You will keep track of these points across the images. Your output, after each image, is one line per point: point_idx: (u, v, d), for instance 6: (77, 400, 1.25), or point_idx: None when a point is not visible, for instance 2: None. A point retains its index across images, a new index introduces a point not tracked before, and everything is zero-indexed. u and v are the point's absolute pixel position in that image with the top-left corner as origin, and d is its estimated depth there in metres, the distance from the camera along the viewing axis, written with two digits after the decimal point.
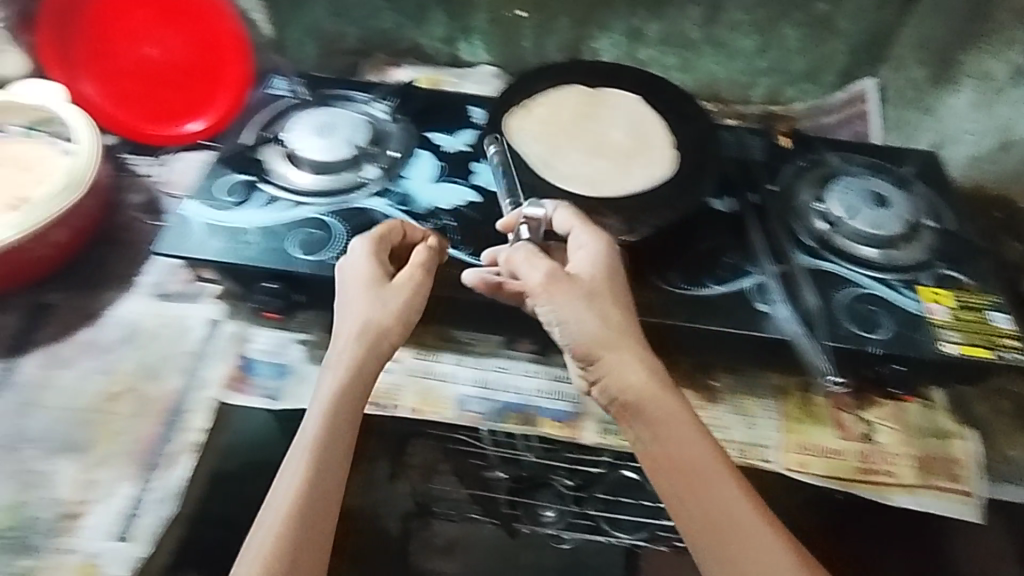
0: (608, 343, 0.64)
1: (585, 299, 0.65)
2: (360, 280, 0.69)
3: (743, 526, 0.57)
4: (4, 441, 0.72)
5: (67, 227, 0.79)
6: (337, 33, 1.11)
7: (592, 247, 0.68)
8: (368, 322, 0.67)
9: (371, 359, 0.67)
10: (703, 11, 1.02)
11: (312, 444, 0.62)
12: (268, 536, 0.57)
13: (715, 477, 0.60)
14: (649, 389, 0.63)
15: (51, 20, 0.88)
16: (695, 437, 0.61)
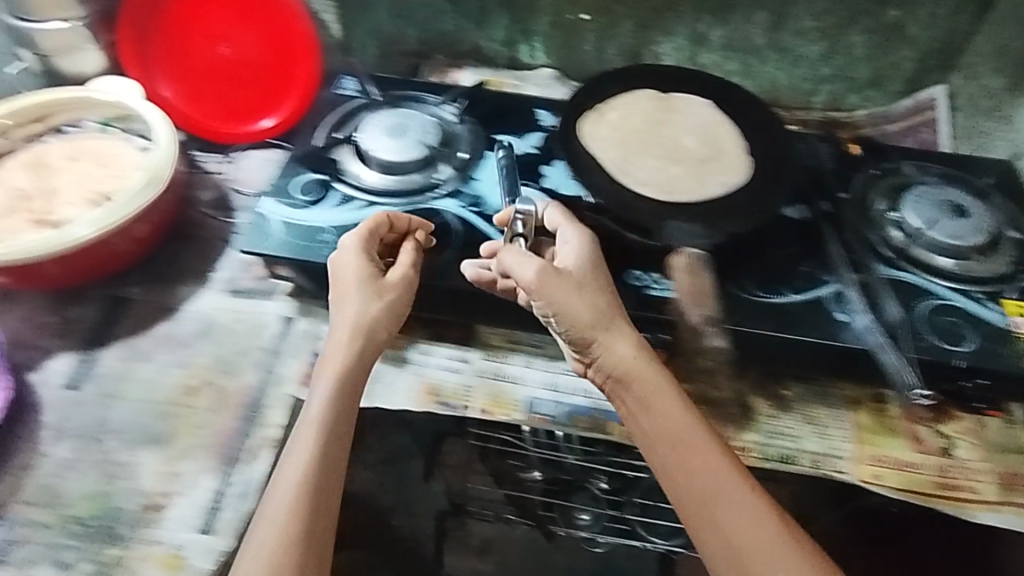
0: (596, 329, 0.67)
1: (571, 286, 0.68)
2: (354, 270, 0.72)
3: (731, 496, 0.59)
4: (88, 432, 0.73)
5: (148, 221, 0.80)
6: (399, 34, 1.12)
7: (575, 242, 0.73)
8: (363, 318, 0.70)
9: (361, 339, 0.70)
10: (771, 17, 1.01)
11: (318, 419, 0.64)
12: (280, 504, 0.58)
13: (700, 448, 0.62)
14: (637, 366, 0.66)
15: (132, 16, 0.90)
16: (679, 413, 0.64)
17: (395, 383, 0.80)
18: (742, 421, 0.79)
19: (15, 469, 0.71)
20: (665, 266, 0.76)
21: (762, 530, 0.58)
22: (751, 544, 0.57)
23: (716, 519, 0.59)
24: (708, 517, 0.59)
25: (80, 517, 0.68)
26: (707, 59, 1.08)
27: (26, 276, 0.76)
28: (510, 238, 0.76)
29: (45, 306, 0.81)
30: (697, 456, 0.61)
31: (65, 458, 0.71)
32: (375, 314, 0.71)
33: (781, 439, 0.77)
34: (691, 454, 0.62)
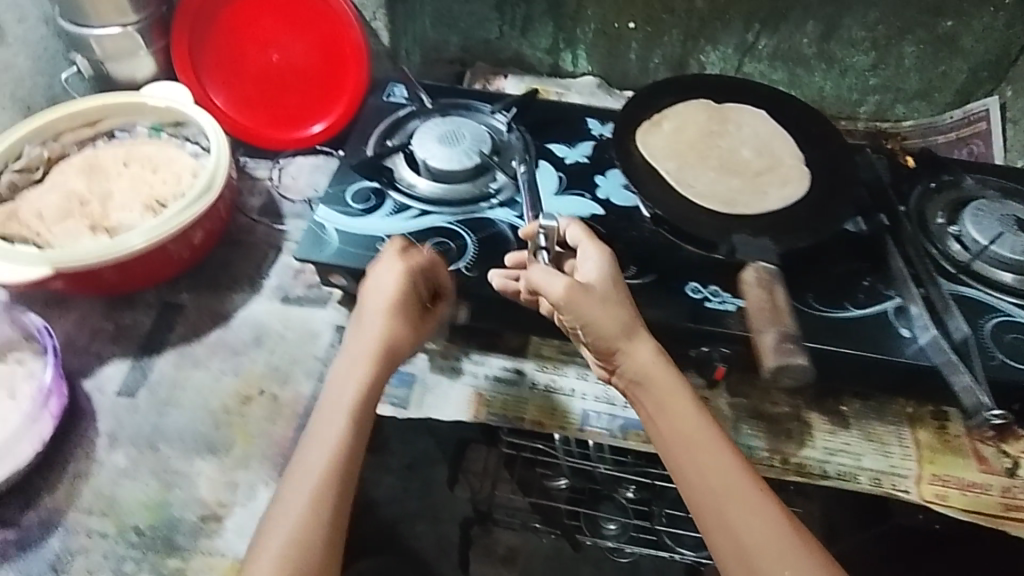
0: (619, 335, 0.66)
1: (595, 295, 0.66)
2: (388, 286, 0.69)
3: (743, 497, 0.60)
4: (144, 439, 0.73)
5: (203, 227, 0.80)
6: (442, 42, 1.12)
7: (597, 258, 0.70)
8: (393, 344, 0.67)
9: (387, 357, 0.67)
10: (820, 28, 1.00)
11: (349, 406, 0.63)
12: (305, 490, 0.58)
13: (715, 452, 0.62)
14: (656, 371, 0.65)
15: (187, 18, 0.90)
16: (694, 415, 0.64)
17: (450, 394, 0.79)
18: (801, 437, 0.77)
19: (72, 477, 0.70)
20: (726, 279, 0.75)
21: (771, 532, 0.58)
22: (761, 546, 0.58)
23: (727, 518, 0.59)
24: (718, 516, 0.60)
25: (139, 526, 0.67)
26: (753, 69, 1.07)
27: (83, 281, 0.76)
28: (533, 250, 0.74)
29: (100, 312, 0.82)
30: (710, 455, 0.62)
31: (121, 466, 0.71)
32: (403, 339, 0.68)
33: (842, 456, 0.76)
34: (705, 455, 0.62)
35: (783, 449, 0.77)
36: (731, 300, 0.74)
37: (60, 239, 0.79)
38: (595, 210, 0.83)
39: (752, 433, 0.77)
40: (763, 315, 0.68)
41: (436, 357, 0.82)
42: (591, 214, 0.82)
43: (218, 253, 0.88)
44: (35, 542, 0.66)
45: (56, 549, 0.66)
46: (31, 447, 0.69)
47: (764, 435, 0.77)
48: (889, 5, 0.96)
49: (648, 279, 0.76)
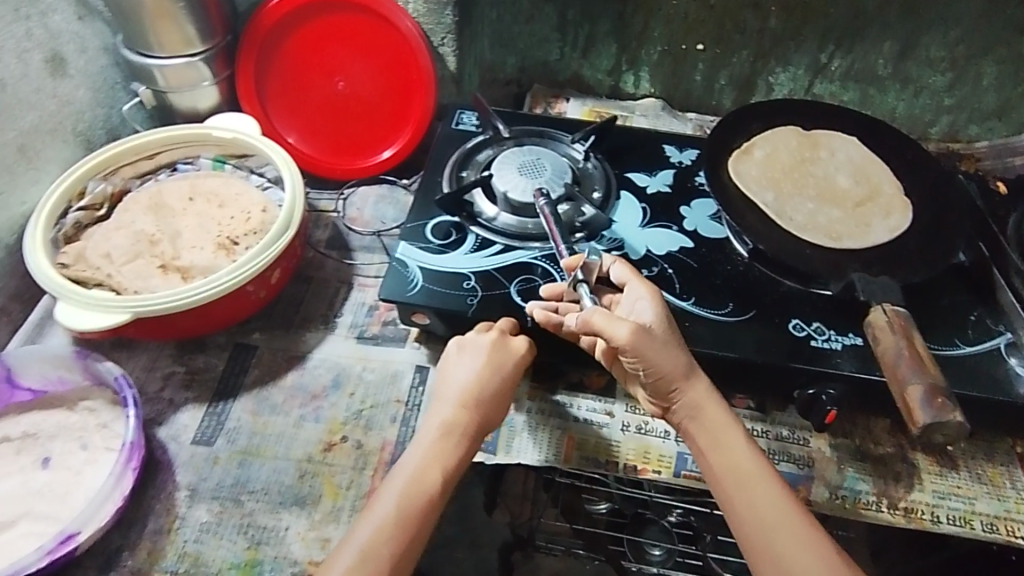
0: (681, 377, 0.63)
1: (656, 335, 0.63)
2: (477, 364, 0.69)
3: (794, 534, 0.58)
4: (226, 492, 0.69)
5: (281, 266, 0.78)
6: (497, 63, 1.06)
7: (649, 299, 0.66)
8: (485, 425, 0.68)
9: (474, 436, 0.67)
10: (898, 47, 0.95)
11: (417, 476, 0.63)
12: (365, 547, 0.58)
13: (765, 483, 0.60)
14: (705, 405, 0.63)
15: (254, 50, 0.88)
16: (748, 454, 0.62)
17: (540, 437, 0.75)
18: (910, 480, 0.72)
19: (154, 534, 0.66)
20: (832, 317, 0.72)
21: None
22: None
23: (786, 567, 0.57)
24: (776, 563, 0.57)
25: None
26: (823, 89, 1.02)
27: (156, 327, 0.73)
28: (573, 283, 0.70)
29: (169, 354, 0.79)
30: (759, 491, 0.60)
31: (205, 522, 0.67)
32: (493, 419, 0.69)
33: (953, 500, 0.70)
34: (761, 502, 0.59)
35: (891, 492, 0.71)
36: (838, 338, 0.71)
37: (131, 280, 0.76)
38: (683, 242, 0.80)
39: (858, 476, 0.72)
40: (905, 359, 0.61)
41: (521, 399, 0.78)
42: (679, 246, 0.80)
43: (288, 289, 0.85)
44: None
45: None
46: (114, 505, 0.64)
47: (871, 478, 0.72)
48: (972, 24, 0.91)
49: (751, 316, 0.73)
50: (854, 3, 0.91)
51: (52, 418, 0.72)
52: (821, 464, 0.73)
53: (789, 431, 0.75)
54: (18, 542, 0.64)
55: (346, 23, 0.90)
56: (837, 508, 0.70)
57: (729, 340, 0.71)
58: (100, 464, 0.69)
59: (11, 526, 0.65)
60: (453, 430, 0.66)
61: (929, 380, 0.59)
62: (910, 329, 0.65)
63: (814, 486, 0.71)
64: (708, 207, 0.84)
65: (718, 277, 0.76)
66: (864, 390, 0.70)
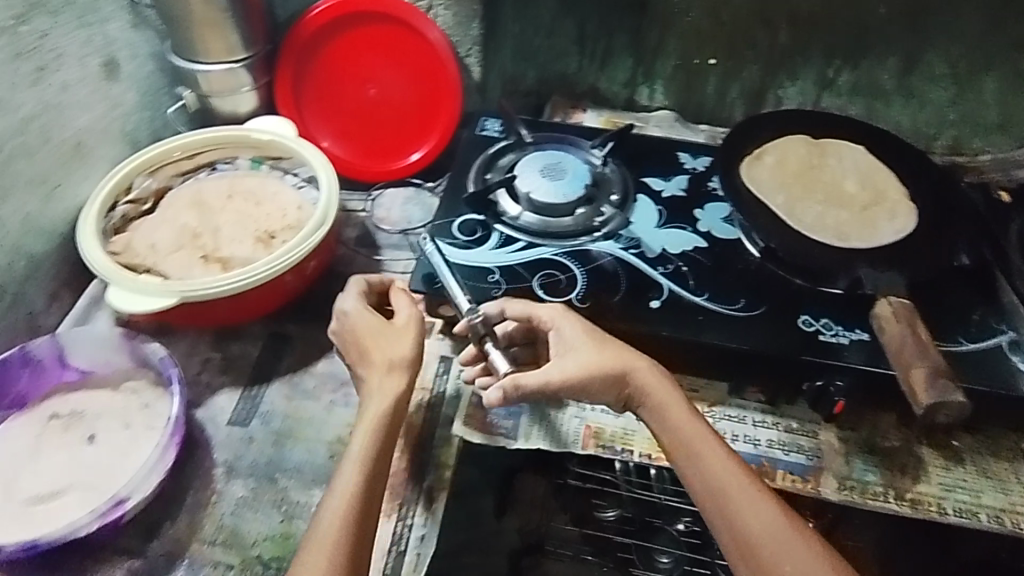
0: (624, 371, 0.67)
1: (585, 344, 0.68)
2: (366, 320, 0.71)
3: (749, 508, 0.60)
4: (262, 470, 0.73)
5: (316, 259, 0.82)
6: (517, 75, 1.10)
7: (564, 316, 0.71)
8: (391, 359, 0.69)
9: (386, 374, 0.68)
10: (902, 62, 0.99)
11: (362, 452, 0.63)
12: (326, 535, 0.58)
13: (714, 456, 0.63)
14: (652, 385, 0.67)
15: (292, 57, 0.95)
16: (693, 425, 0.65)
17: (559, 425, 0.78)
18: (916, 472, 0.74)
19: (194, 508, 0.70)
20: (838, 313, 0.76)
21: (807, 556, 0.58)
22: (777, 552, 0.58)
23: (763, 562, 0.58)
24: (753, 558, 0.58)
25: (263, 559, 0.67)
26: (831, 103, 1.06)
27: (197, 313, 0.77)
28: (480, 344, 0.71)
29: (208, 342, 0.83)
30: (709, 463, 0.63)
31: (241, 497, 0.71)
32: (402, 352, 0.70)
33: (959, 492, 0.72)
34: (732, 498, 0.61)
35: (898, 484, 0.73)
36: (845, 333, 0.74)
37: (175, 270, 0.81)
38: (697, 242, 0.84)
39: (866, 468, 0.75)
40: (910, 344, 0.66)
41: None
42: (693, 245, 0.84)
43: (320, 283, 0.89)
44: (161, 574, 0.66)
45: None
46: (159, 477, 0.67)
47: (879, 470, 0.74)
48: (973, 41, 0.95)
49: (761, 311, 0.76)
50: (859, 20, 0.96)
51: (98, 398, 0.76)
52: (828, 456, 0.75)
53: (798, 423, 0.78)
54: (66, 511, 0.67)
55: (378, 33, 0.97)
56: (844, 498, 0.73)
57: (742, 333, 0.74)
58: (142, 440, 0.72)
59: (58, 496, 0.68)
60: (379, 388, 0.67)
61: (931, 364, 0.64)
62: (915, 318, 0.69)
63: (820, 476, 0.74)
64: (721, 210, 0.88)
65: (729, 275, 0.80)
66: (872, 385, 0.73)
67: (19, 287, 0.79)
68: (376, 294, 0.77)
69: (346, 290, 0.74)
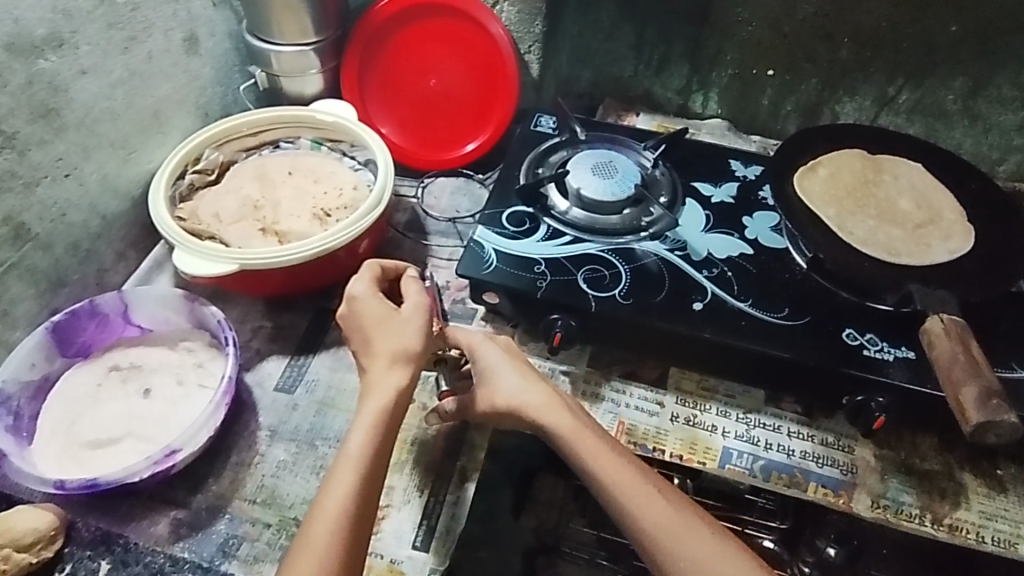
0: (514, 403, 0.69)
1: (484, 374, 0.72)
2: (376, 308, 0.70)
3: (648, 516, 0.60)
4: (303, 436, 0.75)
5: (368, 239, 0.85)
6: (573, 76, 1.12)
7: (478, 346, 0.74)
8: (398, 352, 0.68)
9: (402, 367, 0.68)
10: (969, 84, 0.98)
11: (359, 450, 0.63)
12: (323, 534, 0.58)
13: (608, 468, 0.63)
14: (543, 411, 0.68)
15: (360, 44, 0.98)
16: (588, 441, 0.65)
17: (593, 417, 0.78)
18: (956, 498, 0.73)
19: (237, 466, 0.73)
20: (883, 329, 0.76)
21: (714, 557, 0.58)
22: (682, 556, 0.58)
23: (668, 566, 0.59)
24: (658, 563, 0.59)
25: (300, 520, 0.69)
26: (889, 122, 1.05)
27: (253, 281, 0.81)
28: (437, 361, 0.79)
29: (259, 311, 0.87)
30: (607, 476, 0.63)
31: (282, 460, 0.73)
32: (412, 344, 0.69)
33: (1000, 522, 0.71)
34: (628, 509, 0.61)
35: (935, 508, 0.72)
36: (890, 349, 0.74)
37: (236, 238, 0.84)
38: (743, 248, 0.85)
39: (902, 488, 0.73)
40: (960, 363, 0.66)
41: (577, 382, 0.81)
42: (740, 252, 0.84)
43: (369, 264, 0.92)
44: (204, 525, 0.69)
45: (223, 534, 0.68)
46: (208, 433, 0.70)
47: (915, 492, 0.73)
48: None
49: (804, 321, 0.76)
50: (926, 39, 0.95)
51: (156, 354, 0.80)
52: (863, 473, 0.74)
53: (835, 437, 0.77)
54: (121, 457, 0.71)
55: (443, 27, 1.00)
56: (877, 516, 0.72)
57: (783, 341, 0.74)
58: (194, 397, 0.76)
59: (116, 442, 0.72)
60: (381, 383, 0.67)
61: (984, 383, 0.64)
62: (967, 336, 0.69)
63: (854, 492, 0.73)
64: (769, 220, 0.88)
65: (774, 284, 0.80)
66: (912, 402, 0.73)
67: (93, 243, 0.84)
68: (388, 280, 0.76)
69: (359, 274, 0.74)
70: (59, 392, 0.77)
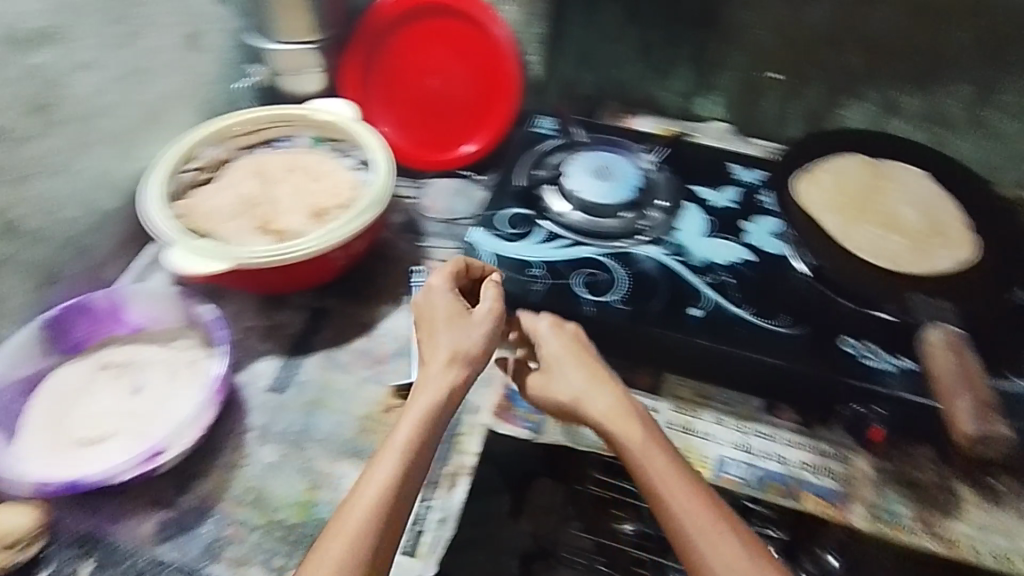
0: (582, 397, 0.68)
1: (554, 362, 0.70)
2: (444, 306, 0.71)
3: (703, 533, 0.57)
4: (293, 437, 0.75)
5: (364, 238, 0.84)
6: (575, 79, 1.10)
7: (550, 335, 0.72)
8: (458, 351, 0.68)
9: (462, 368, 0.68)
10: (976, 91, 0.96)
11: (404, 444, 0.62)
12: (356, 525, 0.58)
13: (668, 479, 0.61)
14: (613, 415, 0.66)
15: (363, 44, 0.98)
16: (649, 449, 0.63)
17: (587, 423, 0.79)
18: (951, 511, 0.71)
19: (226, 466, 0.72)
20: (883, 339, 0.74)
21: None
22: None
23: None
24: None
25: (287, 522, 0.68)
26: (896, 130, 1.03)
27: (248, 279, 0.80)
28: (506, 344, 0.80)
29: (253, 309, 0.86)
30: (665, 487, 0.60)
31: (271, 461, 0.73)
32: (472, 344, 0.69)
33: (994, 535, 0.69)
34: (682, 523, 0.58)
35: (930, 520, 0.70)
36: (890, 359, 0.72)
37: (231, 236, 0.84)
38: (746, 255, 0.84)
39: (898, 500, 0.72)
40: (961, 377, 0.71)
41: None
42: (741, 258, 0.83)
43: (364, 264, 0.91)
44: (190, 525, 0.68)
45: (209, 535, 0.67)
46: (197, 433, 0.70)
47: (912, 503, 0.72)
48: None
49: (803, 330, 0.75)
50: (934, 45, 0.94)
51: (148, 351, 0.79)
52: (858, 484, 0.73)
53: (832, 447, 0.76)
54: (110, 454, 0.70)
55: (445, 28, 1.00)
56: (873, 528, 0.70)
57: (779, 348, 0.73)
58: (184, 395, 0.75)
59: (106, 440, 0.71)
60: (436, 379, 0.67)
61: (977, 397, 0.70)
62: (965, 347, 0.72)
63: (850, 504, 0.72)
64: (771, 225, 0.87)
65: (774, 291, 0.79)
66: (915, 416, 0.71)
67: (88, 237, 0.84)
68: (468, 278, 0.76)
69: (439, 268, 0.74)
70: (48, 388, 0.76)
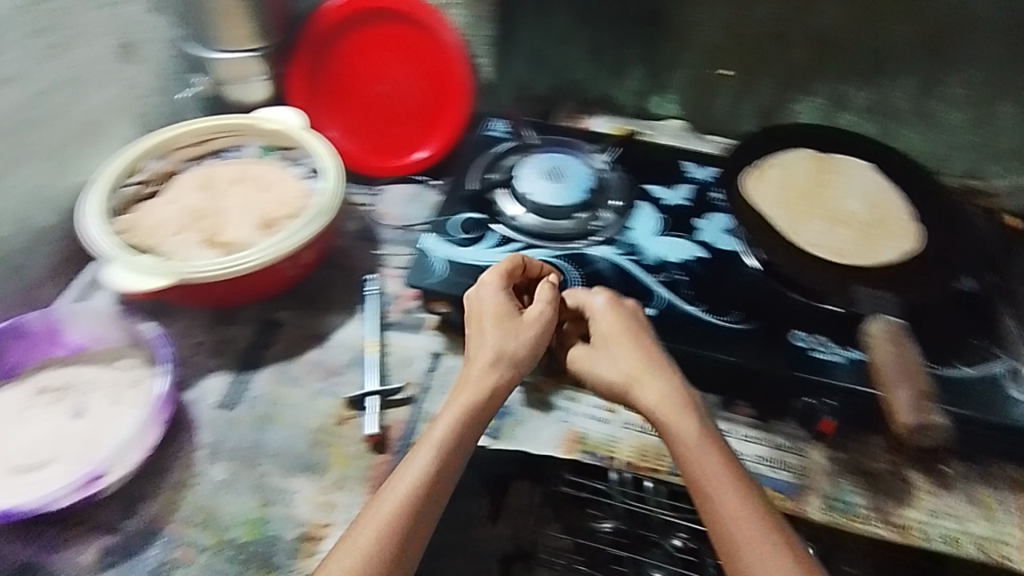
0: (632, 379, 0.68)
1: (608, 342, 0.71)
2: (492, 304, 0.73)
3: (741, 522, 0.58)
4: (243, 454, 0.73)
5: (314, 248, 0.83)
6: (529, 81, 1.10)
7: (606, 317, 0.73)
8: (503, 350, 0.70)
9: (508, 367, 0.70)
10: (919, 83, 0.97)
11: (441, 437, 0.64)
12: (387, 512, 0.59)
13: (714, 471, 0.61)
14: (664, 403, 0.66)
15: (309, 49, 0.97)
16: (693, 440, 0.64)
17: (544, 427, 0.77)
18: (904, 498, 0.70)
19: (173, 486, 0.71)
20: (832, 332, 0.75)
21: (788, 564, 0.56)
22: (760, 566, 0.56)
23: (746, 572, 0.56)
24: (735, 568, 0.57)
25: (236, 541, 0.67)
26: (847, 123, 1.04)
27: (194, 293, 0.79)
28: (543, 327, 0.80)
29: (202, 325, 0.84)
30: (707, 479, 0.61)
31: (221, 479, 0.71)
32: (519, 344, 0.71)
33: (945, 520, 0.69)
34: (723, 515, 0.59)
35: (883, 508, 0.70)
36: (838, 351, 0.73)
37: (176, 250, 0.82)
38: (698, 252, 0.84)
39: (852, 489, 0.71)
40: (898, 368, 0.70)
41: (529, 392, 0.80)
42: (693, 256, 0.83)
43: (316, 274, 0.90)
44: (135, 549, 0.66)
45: (156, 558, 0.66)
46: (139, 452, 0.69)
47: (866, 492, 0.71)
48: (989, 65, 0.93)
49: (753, 325, 0.75)
50: (876, 38, 0.95)
51: (89, 372, 0.77)
52: (814, 476, 0.72)
53: (786, 440, 0.74)
54: (49, 479, 0.68)
55: (393, 33, 0.99)
56: (829, 519, 0.69)
57: (729, 345, 0.73)
58: (127, 416, 0.73)
59: (45, 465, 0.69)
60: (478, 376, 0.69)
61: (917, 388, 0.69)
62: (902, 339, 0.72)
63: (806, 496, 0.71)
64: (723, 222, 0.87)
65: (726, 288, 0.79)
66: (864, 406, 0.72)
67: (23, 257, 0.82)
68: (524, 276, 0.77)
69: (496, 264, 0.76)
70: None
